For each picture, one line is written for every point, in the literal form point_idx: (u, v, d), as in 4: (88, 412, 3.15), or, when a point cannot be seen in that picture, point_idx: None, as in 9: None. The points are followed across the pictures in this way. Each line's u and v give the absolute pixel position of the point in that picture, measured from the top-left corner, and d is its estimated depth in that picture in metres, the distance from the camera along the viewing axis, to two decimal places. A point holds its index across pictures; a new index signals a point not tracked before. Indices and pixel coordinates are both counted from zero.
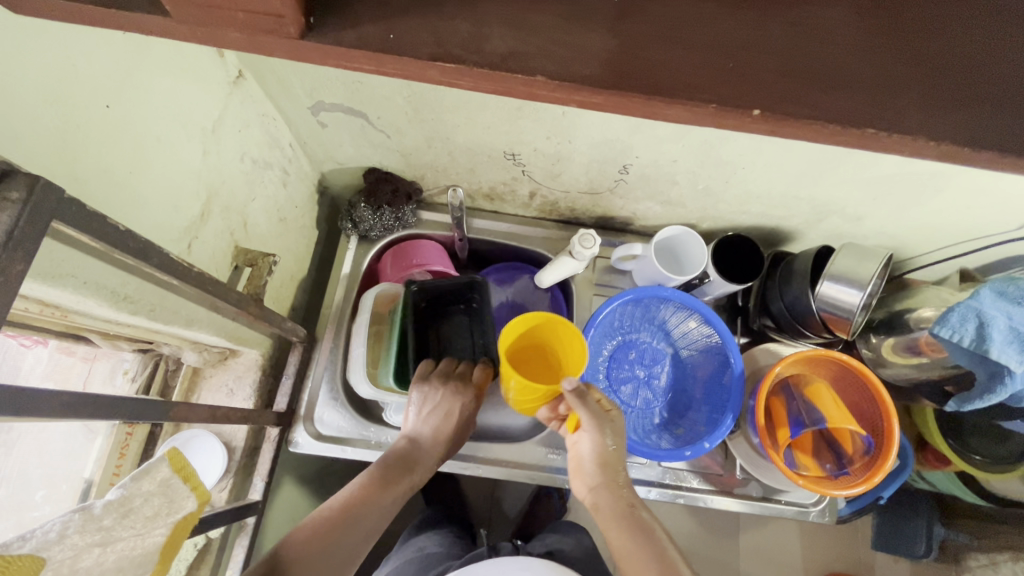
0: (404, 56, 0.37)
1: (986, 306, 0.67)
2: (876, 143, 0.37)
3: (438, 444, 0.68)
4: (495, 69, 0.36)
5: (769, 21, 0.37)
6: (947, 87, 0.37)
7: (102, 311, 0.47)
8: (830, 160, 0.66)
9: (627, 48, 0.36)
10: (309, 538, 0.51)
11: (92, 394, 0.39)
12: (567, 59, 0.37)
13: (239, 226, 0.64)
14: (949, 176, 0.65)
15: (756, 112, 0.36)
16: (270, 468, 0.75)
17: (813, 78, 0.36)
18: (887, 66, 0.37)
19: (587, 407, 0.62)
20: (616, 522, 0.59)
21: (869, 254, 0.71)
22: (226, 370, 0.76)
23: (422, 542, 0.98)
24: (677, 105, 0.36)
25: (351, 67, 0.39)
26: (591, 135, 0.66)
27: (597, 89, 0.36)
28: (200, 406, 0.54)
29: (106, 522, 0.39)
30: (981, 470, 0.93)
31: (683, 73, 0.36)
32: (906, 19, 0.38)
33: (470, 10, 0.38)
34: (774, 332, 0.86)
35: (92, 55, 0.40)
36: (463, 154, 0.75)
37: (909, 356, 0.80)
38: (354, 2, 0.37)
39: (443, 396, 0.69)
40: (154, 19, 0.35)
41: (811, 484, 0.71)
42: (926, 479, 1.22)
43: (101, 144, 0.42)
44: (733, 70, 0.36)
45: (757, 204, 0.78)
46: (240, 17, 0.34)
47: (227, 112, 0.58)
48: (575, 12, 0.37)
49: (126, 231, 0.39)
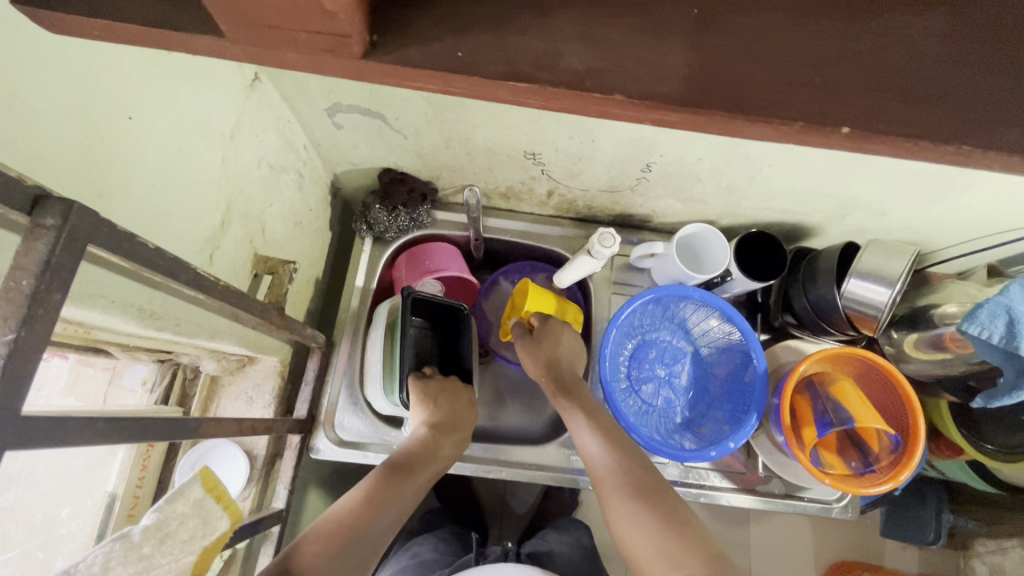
0: (476, 76, 0.36)
1: (1016, 302, 0.66)
2: (928, 154, 0.36)
3: (449, 438, 0.69)
4: (572, 88, 0.35)
5: (831, 27, 0.36)
6: (1004, 94, 0.36)
7: (128, 329, 0.45)
8: (859, 157, 0.64)
9: (708, 64, 0.35)
10: (318, 554, 0.49)
11: (125, 417, 0.38)
12: (645, 77, 0.35)
13: (258, 232, 0.63)
14: (980, 173, 0.63)
15: (844, 129, 0.35)
16: (293, 476, 0.74)
17: (877, 87, 0.35)
18: (943, 75, 0.36)
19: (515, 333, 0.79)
20: (617, 484, 0.62)
21: (897, 251, 0.70)
22: (244, 378, 0.75)
23: (416, 548, 0.98)
24: (762, 124, 0.35)
25: (413, 87, 0.38)
26: (614, 135, 0.65)
27: (678, 108, 0.35)
28: (226, 420, 0.53)
29: (146, 549, 0.38)
30: (993, 460, 0.93)
31: (769, 88, 0.35)
32: (959, 26, 0.37)
33: (544, 25, 0.36)
34: (795, 329, 0.85)
35: (114, 67, 0.38)
36: (483, 154, 0.74)
37: (934, 352, 0.80)
38: (412, 19, 0.36)
39: (444, 394, 0.73)
40: (206, 39, 0.34)
41: (838, 483, 0.71)
42: (936, 467, 1.22)
43: (123, 158, 0.40)
44: (821, 85, 0.35)
45: (780, 201, 0.77)
46: (302, 37, 0.33)
47: (245, 117, 0.57)
48: (651, 27, 0.36)
49: (155, 250, 0.37)
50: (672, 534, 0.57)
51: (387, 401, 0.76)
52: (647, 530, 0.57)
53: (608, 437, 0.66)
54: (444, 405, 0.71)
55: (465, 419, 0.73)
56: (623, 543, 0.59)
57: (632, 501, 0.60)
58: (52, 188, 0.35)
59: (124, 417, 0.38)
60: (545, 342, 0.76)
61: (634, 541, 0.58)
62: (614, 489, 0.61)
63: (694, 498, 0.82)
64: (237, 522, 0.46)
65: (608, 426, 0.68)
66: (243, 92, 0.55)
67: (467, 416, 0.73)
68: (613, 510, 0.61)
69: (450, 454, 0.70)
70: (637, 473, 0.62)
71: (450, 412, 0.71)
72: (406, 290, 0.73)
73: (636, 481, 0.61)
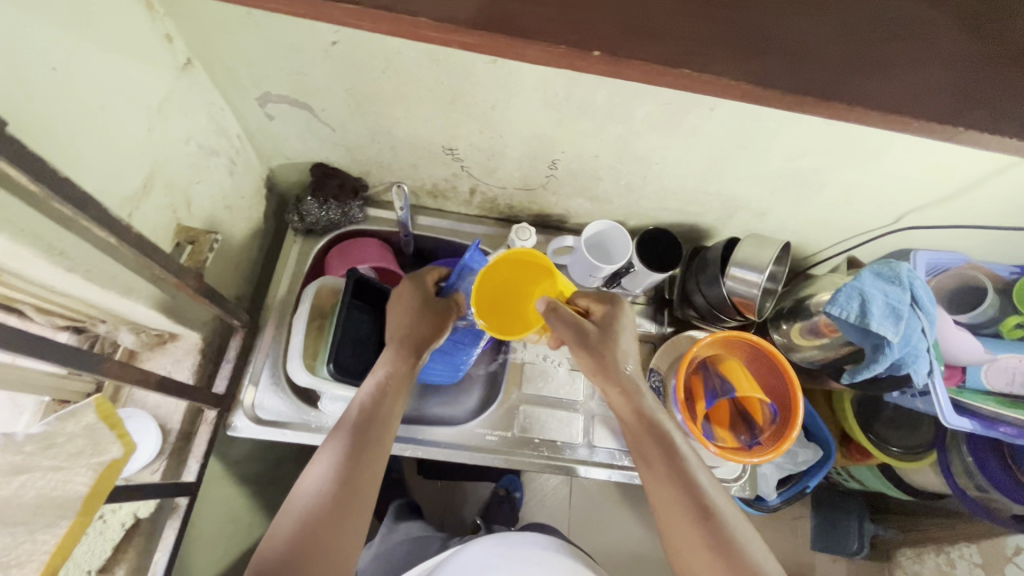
0: None
1: (866, 285, 0.76)
2: None
3: (364, 493, 0.61)
4: None
5: None
6: None
7: (39, 268, 0.48)
8: (729, 157, 0.73)
9: None
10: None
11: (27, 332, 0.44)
12: None
13: (182, 205, 0.68)
14: (829, 172, 0.74)
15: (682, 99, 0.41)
16: (207, 449, 0.76)
17: None
18: None
19: (564, 322, 0.66)
20: (683, 493, 0.62)
21: (769, 241, 0.80)
22: (164, 354, 0.76)
23: (408, 528, 1.08)
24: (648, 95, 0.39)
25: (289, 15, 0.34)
26: (519, 130, 0.73)
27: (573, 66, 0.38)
28: (133, 368, 0.57)
29: (28, 449, 0.43)
30: (899, 460, 1.06)
31: None
32: None
33: None
34: (695, 320, 0.94)
35: (53, 34, 0.44)
36: (406, 150, 0.81)
37: (813, 338, 0.89)
38: None
39: (343, 425, 0.66)
40: None
41: (728, 453, 0.78)
42: (856, 477, 1.30)
43: (41, 103, 0.45)
44: None
45: (673, 200, 0.86)
46: None
47: (175, 96, 0.63)
48: None
49: (67, 181, 0.43)
50: (734, 547, 0.60)
51: (305, 375, 0.78)
52: (709, 550, 0.60)
53: (654, 425, 0.66)
54: (342, 436, 0.64)
55: (377, 469, 0.63)
56: (682, 557, 0.63)
57: (693, 517, 0.61)
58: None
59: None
60: (612, 344, 0.67)
61: (695, 558, 0.61)
62: (680, 495, 0.62)
63: (585, 476, 0.84)
64: (89, 520, 0.46)
65: (682, 449, 0.65)
66: (149, 16, 0.56)
67: (385, 448, 0.65)
68: (670, 526, 0.63)
69: (354, 535, 0.59)
70: (696, 477, 0.63)
71: (362, 453, 0.63)
72: (353, 269, 0.81)
73: (692, 488, 0.62)
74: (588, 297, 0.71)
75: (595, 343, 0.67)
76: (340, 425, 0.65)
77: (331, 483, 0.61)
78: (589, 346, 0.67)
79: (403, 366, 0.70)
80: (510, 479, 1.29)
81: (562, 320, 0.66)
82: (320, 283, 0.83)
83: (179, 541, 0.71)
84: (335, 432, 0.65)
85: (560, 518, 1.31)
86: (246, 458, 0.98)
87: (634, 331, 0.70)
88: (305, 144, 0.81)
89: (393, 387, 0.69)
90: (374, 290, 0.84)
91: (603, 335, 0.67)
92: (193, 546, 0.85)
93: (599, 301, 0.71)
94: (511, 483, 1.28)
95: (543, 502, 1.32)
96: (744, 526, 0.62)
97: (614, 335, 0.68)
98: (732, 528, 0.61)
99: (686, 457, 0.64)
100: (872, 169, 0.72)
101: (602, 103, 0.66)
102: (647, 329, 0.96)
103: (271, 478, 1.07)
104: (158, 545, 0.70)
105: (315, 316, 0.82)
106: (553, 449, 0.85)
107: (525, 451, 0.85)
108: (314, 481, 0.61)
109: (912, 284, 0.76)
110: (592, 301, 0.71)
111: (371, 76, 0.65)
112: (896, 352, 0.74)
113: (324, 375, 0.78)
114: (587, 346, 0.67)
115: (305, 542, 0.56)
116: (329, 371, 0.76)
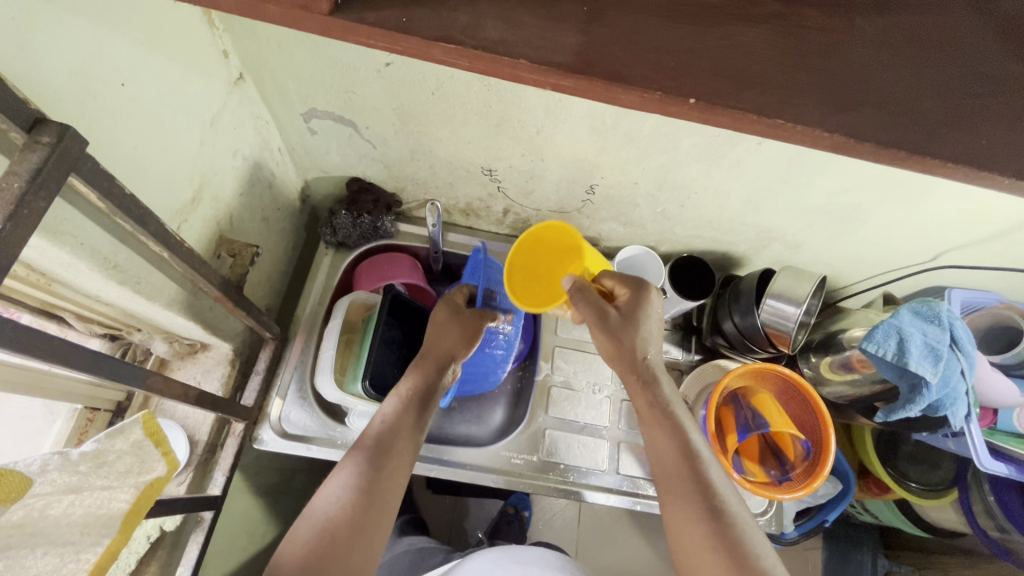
0: None
1: (905, 324, 0.75)
2: None
3: (382, 507, 0.59)
4: None
5: None
6: None
7: (91, 279, 0.48)
8: (771, 190, 0.73)
9: None
10: None
11: (85, 347, 0.44)
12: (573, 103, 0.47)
13: (224, 217, 0.68)
14: (871, 209, 0.73)
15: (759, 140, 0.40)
16: (232, 462, 0.76)
17: None
18: None
19: (586, 303, 0.60)
20: (689, 492, 0.59)
21: (807, 275, 0.79)
22: (194, 363, 0.76)
23: (412, 538, 1.06)
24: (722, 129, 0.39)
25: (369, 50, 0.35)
26: (561, 155, 0.73)
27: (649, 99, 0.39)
28: (174, 381, 0.57)
29: (83, 468, 0.42)
30: (919, 497, 1.02)
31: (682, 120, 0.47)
32: None
33: None
34: (725, 349, 0.93)
35: (122, 51, 0.45)
36: (445, 169, 0.81)
37: (845, 373, 0.88)
38: None
39: (370, 430, 0.64)
40: None
41: (758, 488, 0.76)
42: (870, 510, 1.25)
43: (109, 120, 0.46)
44: None
45: (708, 228, 0.86)
46: None
47: (226, 109, 0.63)
48: None
49: (131, 197, 0.43)
50: (744, 553, 0.55)
51: (334, 390, 0.77)
52: (716, 552, 0.55)
53: (667, 417, 0.62)
54: (366, 443, 0.63)
55: (397, 481, 0.62)
56: (684, 557, 0.58)
57: (701, 516, 0.57)
58: (51, 116, 0.41)
59: (55, 337, 0.41)
60: (635, 327, 0.61)
61: (701, 564, 0.56)
62: (685, 494, 0.59)
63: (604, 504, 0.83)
64: (129, 537, 0.46)
65: (693, 444, 0.61)
66: (208, 31, 0.56)
67: (405, 463, 0.63)
68: (674, 522, 0.59)
69: (366, 551, 0.57)
70: (705, 471, 0.59)
71: (387, 458, 0.62)
72: (390, 285, 0.81)
73: (698, 482, 0.59)
74: (613, 276, 0.65)
75: (612, 326, 0.61)
76: (364, 432, 0.64)
77: (357, 488, 0.59)
78: (608, 328, 0.61)
79: (431, 376, 0.69)
80: (518, 497, 1.27)
81: (586, 299, 0.60)
82: (353, 298, 0.83)
83: (202, 556, 0.70)
84: (359, 440, 0.63)
85: (568, 539, 1.29)
86: (264, 470, 0.97)
87: (658, 319, 0.63)
88: (343, 161, 0.82)
89: (428, 401, 0.68)
90: (405, 306, 0.84)
91: (626, 317, 0.61)
92: (209, 557, 0.84)
93: (623, 283, 0.64)
94: (519, 501, 1.26)
95: (551, 523, 1.29)
96: (758, 534, 0.57)
97: (636, 323, 0.61)
98: (744, 532, 0.56)
99: (702, 452, 0.61)
100: (916, 209, 0.71)
101: (651, 132, 0.65)
102: (676, 356, 0.94)
103: (285, 489, 1.06)
104: (180, 559, 0.70)
105: (345, 329, 0.82)
106: (578, 475, 0.84)
107: (549, 476, 0.84)
108: (335, 485, 0.59)
109: (951, 325, 0.75)
110: (616, 282, 0.64)
111: (421, 98, 0.65)
112: (934, 393, 0.73)
113: (354, 392, 0.78)
114: (605, 327, 0.60)
115: (322, 555, 0.54)
116: (363, 389, 0.75)
